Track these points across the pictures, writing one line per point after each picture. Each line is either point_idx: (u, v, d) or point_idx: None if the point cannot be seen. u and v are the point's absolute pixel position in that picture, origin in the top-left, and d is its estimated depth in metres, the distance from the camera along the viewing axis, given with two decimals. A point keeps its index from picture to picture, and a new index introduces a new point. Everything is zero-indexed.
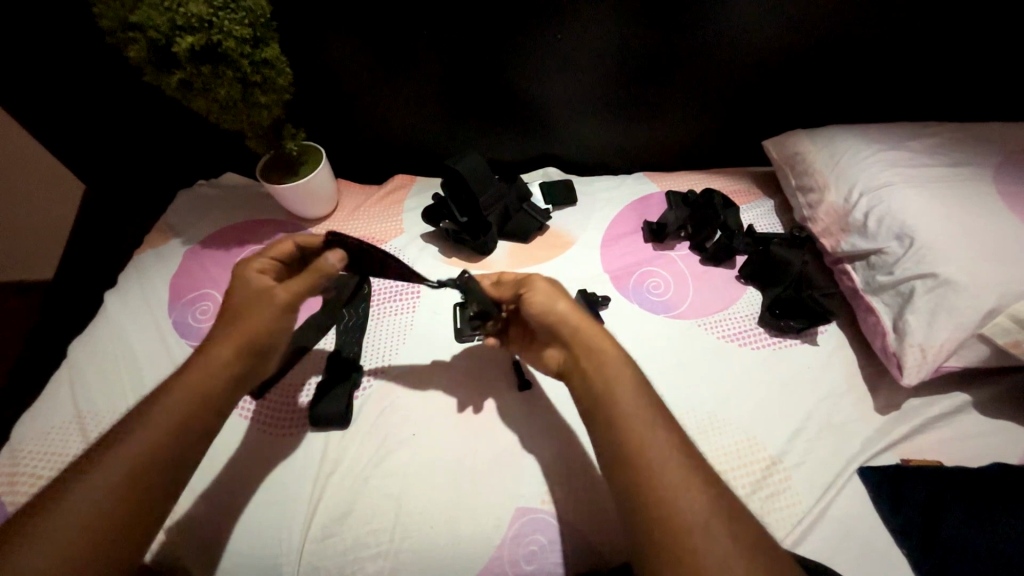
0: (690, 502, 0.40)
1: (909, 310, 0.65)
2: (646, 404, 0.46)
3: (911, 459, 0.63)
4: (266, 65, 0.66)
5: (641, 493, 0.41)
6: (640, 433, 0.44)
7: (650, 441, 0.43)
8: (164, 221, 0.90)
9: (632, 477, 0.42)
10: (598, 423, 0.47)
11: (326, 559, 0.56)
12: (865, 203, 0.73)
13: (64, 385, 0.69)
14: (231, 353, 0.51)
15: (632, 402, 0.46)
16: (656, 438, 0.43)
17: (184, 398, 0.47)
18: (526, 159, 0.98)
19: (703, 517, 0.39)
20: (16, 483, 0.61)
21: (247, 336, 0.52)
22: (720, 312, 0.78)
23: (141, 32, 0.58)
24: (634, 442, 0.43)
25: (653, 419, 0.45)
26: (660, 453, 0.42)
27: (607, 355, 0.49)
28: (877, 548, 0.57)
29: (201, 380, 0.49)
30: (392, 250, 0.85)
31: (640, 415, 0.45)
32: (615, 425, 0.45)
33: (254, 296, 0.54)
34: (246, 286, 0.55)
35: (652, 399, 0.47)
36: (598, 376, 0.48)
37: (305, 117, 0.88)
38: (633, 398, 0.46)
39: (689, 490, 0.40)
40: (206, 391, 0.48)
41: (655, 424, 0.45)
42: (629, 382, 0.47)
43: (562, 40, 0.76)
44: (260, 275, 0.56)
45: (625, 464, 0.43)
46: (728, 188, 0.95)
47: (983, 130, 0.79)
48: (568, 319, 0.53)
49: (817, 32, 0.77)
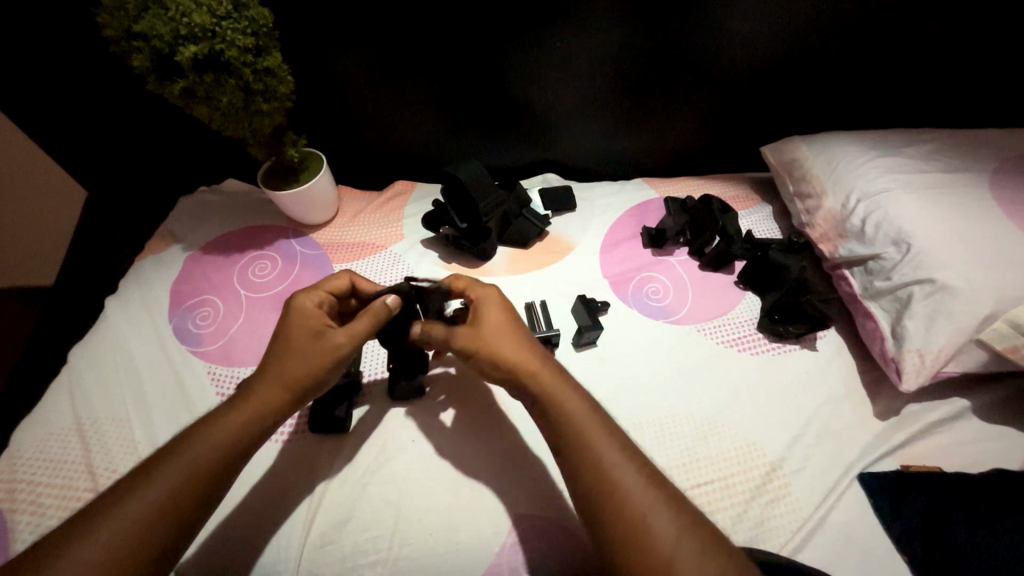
0: (659, 536, 0.40)
1: (907, 317, 0.65)
2: (610, 436, 0.46)
3: (911, 464, 0.63)
4: (268, 74, 0.67)
5: (616, 531, 0.41)
6: (605, 467, 0.44)
7: (620, 472, 0.43)
8: (165, 227, 0.90)
9: (607, 513, 0.42)
10: (564, 460, 0.46)
11: (326, 565, 0.56)
12: (862, 209, 0.74)
13: (64, 392, 0.69)
14: (275, 392, 0.51)
15: (596, 434, 0.46)
16: (623, 471, 0.43)
17: (223, 433, 0.48)
18: (525, 165, 0.99)
19: (677, 550, 0.39)
20: (15, 491, 0.61)
21: (294, 376, 0.52)
22: (718, 318, 0.78)
23: (144, 41, 0.59)
24: (601, 477, 0.43)
25: (621, 450, 0.45)
26: (630, 487, 0.42)
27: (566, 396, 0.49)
28: (877, 554, 0.57)
29: (242, 418, 0.49)
30: (392, 255, 0.86)
31: (606, 449, 0.45)
32: (582, 461, 0.45)
33: (310, 336, 0.54)
34: (302, 320, 0.55)
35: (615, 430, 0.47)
36: (553, 416, 0.48)
37: (306, 124, 0.89)
38: (597, 430, 0.46)
39: (663, 523, 0.41)
40: (245, 429, 0.49)
41: (622, 455, 0.45)
42: (588, 413, 0.47)
43: (561, 48, 0.77)
44: (316, 310, 0.56)
45: (594, 502, 0.43)
46: (726, 193, 0.96)
47: (979, 136, 0.80)
48: (501, 361, 0.52)
49: (812, 40, 0.78)
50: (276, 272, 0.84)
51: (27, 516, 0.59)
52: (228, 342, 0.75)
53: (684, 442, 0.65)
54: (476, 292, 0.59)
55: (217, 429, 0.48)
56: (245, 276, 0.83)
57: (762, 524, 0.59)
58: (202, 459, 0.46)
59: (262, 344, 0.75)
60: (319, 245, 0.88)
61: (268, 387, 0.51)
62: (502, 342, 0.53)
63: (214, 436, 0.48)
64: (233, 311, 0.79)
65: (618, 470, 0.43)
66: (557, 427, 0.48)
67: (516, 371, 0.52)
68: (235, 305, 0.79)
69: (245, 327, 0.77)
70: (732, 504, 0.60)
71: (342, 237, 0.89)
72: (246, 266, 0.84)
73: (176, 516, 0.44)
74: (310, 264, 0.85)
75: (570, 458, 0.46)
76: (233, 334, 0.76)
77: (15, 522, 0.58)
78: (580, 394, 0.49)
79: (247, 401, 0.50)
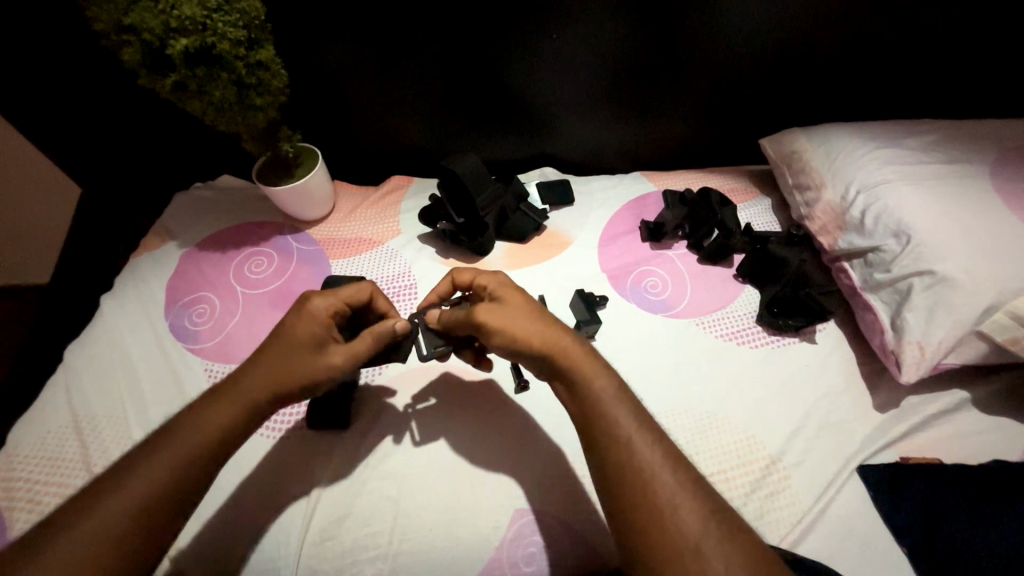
0: (686, 520, 0.40)
1: (907, 308, 0.64)
2: (636, 414, 0.46)
3: (910, 457, 0.63)
4: (260, 67, 0.66)
5: (639, 513, 0.41)
6: (632, 448, 0.43)
7: (640, 455, 0.43)
8: (161, 224, 0.89)
9: (629, 496, 0.42)
10: (591, 443, 0.46)
11: (324, 561, 0.56)
12: (862, 201, 0.73)
13: (60, 390, 0.69)
14: (258, 386, 0.50)
15: (619, 412, 0.46)
16: (648, 452, 0.43)
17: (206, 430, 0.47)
18: (523, 159, 0.98)
19: (702, 528, 0.39)
20: (11, 489, 0.60)
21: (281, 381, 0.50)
22: (718, 311, 0.78)
23: (135, 35, 0.58)
24: (627, 458, 0.43)
25: (643, 433, 0.45)
26: (654, 466, 0.42)
27: (596, 375, 0.48)
28: (876, 545, 0.57)
29: (224, 415, 0.48)
30: (389, 251, 0.85)
31: (631, 430, 0.45)
32: (606, 443, 0.44)
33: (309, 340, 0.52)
34: (309, 325, 0.53)
35: (636, 405, 0.47)
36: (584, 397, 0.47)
37: (301, 118, 0.88)
38: (620, 411, 0.46)
39: (688, 502, 0.41)
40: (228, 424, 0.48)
41: (645, 437, 0.44)
42: (611, 390, 0.47)
43: (557, 40, 0.77)
44: (327, 317, 0.54)
45: (622, 483, 0.42)
46: (725, 186, 0.95)
47: (981, 127, 0.79)
48: (513, 328, 0.51)
49: (811, 32, 0.77)
50: (273, 268, 0.83)
51: (24, 514, 0.59)
52: (225, 339, 0.75)
53: (683, 436, 0.65)
54: (481, 276, 0.59)
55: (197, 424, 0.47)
56: (242, 272, 0.82)
57: (762, 516, 0.59)
58: (182, 450, 0.46)
59: (258, 341, 0.74)
60: (316, 241, 0.87)
61: (254, 380, 0.50)
62: (519, 309, 0.52)
63: (200, 427, 0.47)
64: (229, 308, 0.78)
65: (642, 452, 0.43)
66: (584, 402, 0.47)
67: (533, 339, 0.50)
68: (232, 302, 0.79)
69: (241, 324, 0.76)
70: (731, 496, 0.60)
71: (338, 233, 0.88)
72: (241, 262, 0.84)
73: (163, 508, 0.43)
74: (307, 259, 0.84)
75: (596, 437, 0.45)
76: (229, 331, 0.76)
77: (13, 520, 0.58)
78: (600, 364, 0.49)
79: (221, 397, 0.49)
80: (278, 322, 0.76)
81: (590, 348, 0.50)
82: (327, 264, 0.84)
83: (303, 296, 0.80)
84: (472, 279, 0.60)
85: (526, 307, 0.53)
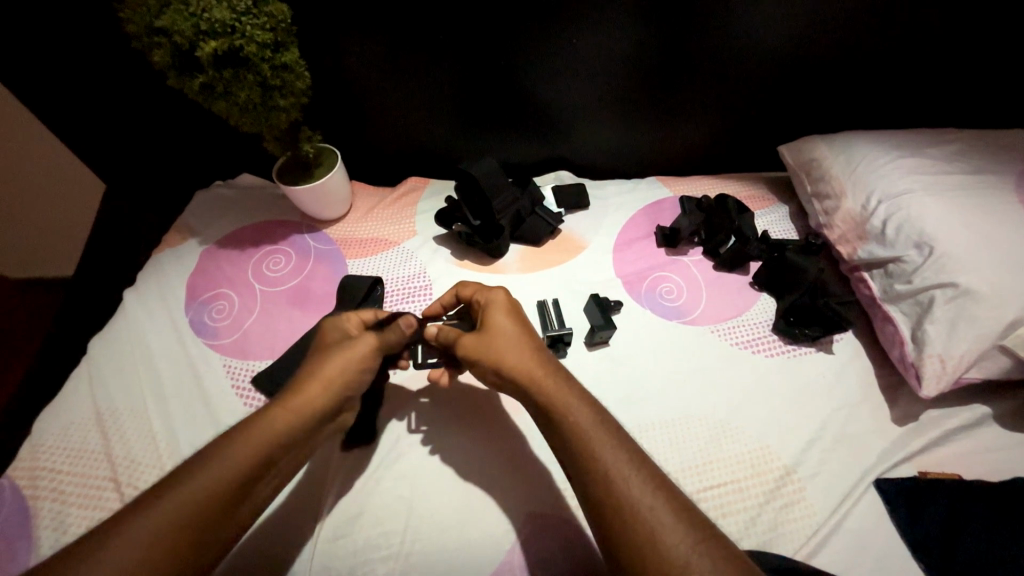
0: (665, 548, 0.38)
1: (928, 321, 0.64)
2: (613, 438, 0.45)
3: (928, 471, 0.62)
4: (285, 69, 0.67)
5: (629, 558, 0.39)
6: (608, 477, 0.42)
7: (623, 487, 0.41)
8: (181, 221, 0.91)
9: (614, 529, 0.40)
10: (570, 465, 0.45)
11: (337, 559, 0.56)
12: (883, 210, 0.72)
13: (83, 383, 0.71)
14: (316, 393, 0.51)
15: (599, 442, 0.44)
16: (631, 482, 0.41)
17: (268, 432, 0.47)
18: (538, 162, 0.98)
19: (690, 559, 0.37)
20: (36, 478, 0.62)
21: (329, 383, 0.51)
22: (734, 319, 0.77)
23: (165, 37, 0.59)
24: (604, 484, 0.42)
25: (620, 453, 0.43)
26: (641, 500, 0.40)
27: (568, 401, 0.47)
28: (892, 560, 0.56)
29: (284, 418, 0.48)
30: (404, 252, 0.86)
31: (614, 461, 0.43)
32: (591, 475, 0.43)
33: (342, 342, 0.55)
34: (335, 332, 0.57)
35: (619, 433, 0.45)
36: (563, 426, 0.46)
37: (321, 119, 0.89)
38: (599, 438, 0.44)
39: (672, 535, 0.38)
40: (284, 432, 0.47)
41: (627, 462, 0.43)
42: (591, 420, 0.46)
43: (576, 44, 0.77)
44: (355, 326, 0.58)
45: (601, 507, 0.41)
46: (742, 193, 0.94)
47: (1006, 138, 0.78)
48: (487, 352, 0.53)
49: (833, 39, 0.77)
50: (290, 266, 0.84)
51: (47, 503, 0.60)
52: (243, 336, 0.76)
53: (697, 443, 0.64)
54: (482, 292, 0.60)
55: (240, 441, 0.45)
56: (260, 270, 0.84)
57: (776, 528, 0.58)
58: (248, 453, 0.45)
59: (275, 339, 0.76)
60: (333, 240, 0.88)
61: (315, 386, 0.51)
62: (501, 333, 0.53)
63: (265, 430, 0.47)
64: (248, 305, 0.79)
65: (629, 485, 0.41)
66: (561, 436, 0.46)
67: (503, 363, 0.51)
68: (251, 299, 0.80)
69: (259, 321, 0.77)
70: (745, 506, 0.60)
71: (355, 233, 0.89)
72: (260, 260, 0.85)
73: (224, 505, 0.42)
74: (323, 258, 0.85)
75: (576, 467, 0.44)
76: (247, 328, 0.77)
77: (37, 509, 0.59)
78: (577, 395, 0.48)
79: (263, 413, 0.48)
80: (296, 320, 0.77)
81: (569, 378, 0.50)
82: (344, 263, 0.85)
83: (319, 295, 0.81)
84: (473, 294, 0.61)
85: (506, 330, 0.54)
